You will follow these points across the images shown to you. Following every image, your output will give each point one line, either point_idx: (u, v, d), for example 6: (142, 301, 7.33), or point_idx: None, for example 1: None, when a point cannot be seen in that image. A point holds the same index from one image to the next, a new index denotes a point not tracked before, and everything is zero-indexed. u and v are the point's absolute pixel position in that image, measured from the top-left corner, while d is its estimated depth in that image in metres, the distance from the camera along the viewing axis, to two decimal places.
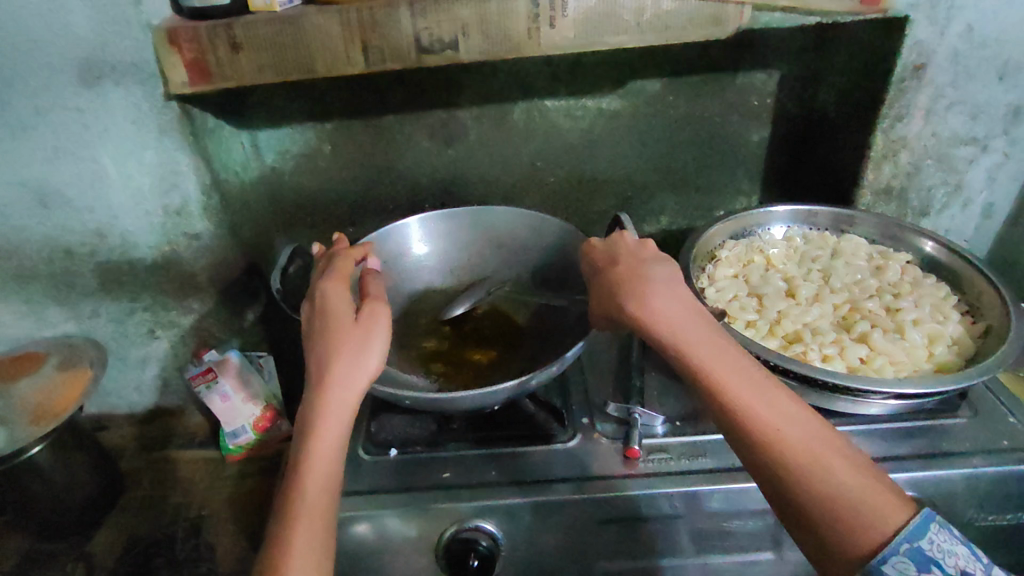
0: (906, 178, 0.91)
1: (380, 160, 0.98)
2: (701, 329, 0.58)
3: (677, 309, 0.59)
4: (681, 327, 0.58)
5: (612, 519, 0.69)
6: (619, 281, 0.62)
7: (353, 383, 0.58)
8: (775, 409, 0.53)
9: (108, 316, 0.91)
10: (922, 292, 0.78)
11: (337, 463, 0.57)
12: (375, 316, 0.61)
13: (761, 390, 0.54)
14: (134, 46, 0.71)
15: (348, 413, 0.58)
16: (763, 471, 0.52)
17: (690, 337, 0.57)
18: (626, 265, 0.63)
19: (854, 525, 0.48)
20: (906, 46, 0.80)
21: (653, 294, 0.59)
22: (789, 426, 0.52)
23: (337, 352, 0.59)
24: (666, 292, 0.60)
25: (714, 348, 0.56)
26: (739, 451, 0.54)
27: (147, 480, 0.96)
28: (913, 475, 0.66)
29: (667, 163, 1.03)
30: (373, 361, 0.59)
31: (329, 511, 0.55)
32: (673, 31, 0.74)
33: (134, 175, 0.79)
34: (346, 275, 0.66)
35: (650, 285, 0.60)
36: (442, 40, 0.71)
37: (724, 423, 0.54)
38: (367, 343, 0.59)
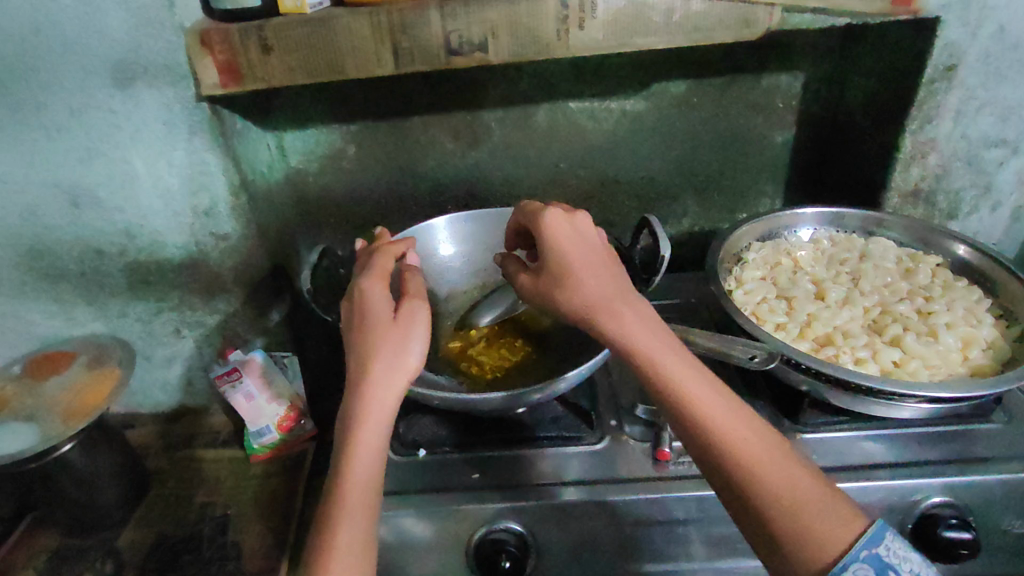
0: (935, 180, 0.90)
1: (405, 162, 0.98)
2: (665, 342, 0.58)
3: (640, 320, 0.59)
4: (646, 340, 0.58)
5: (642, 521, 0.68)
6: (578, 283, 0.60)
7: (393, 382, 0.58)
8: (735, 422, 0.55)
9: (136, 315, 0.92)
10: (955, 295, 0.77)
11: (379, 458, 0.58)
12: (413, 315, 0.61)
13: (726, 405, 0.56)
14: (167, 48, 0.71)
15: (388, 412, 0.58)
16: (727, 482, 0.53)
17: (655, 350, 0.57)
18: (583, 263, 0.60)
19: (815, 534, 0.49)
20: (937, 47, 0.79)
21: (621, 306, 0.60)
22: (749, 440, 0.54)
23: (378, 352, 0.59)
24: (630, 303, 0.60)
25: (678, 363, 0.57)
26: (703, 466, 0.55)
27: (171, 478, 0.97)
28: (949, 480, 0.66)
29: (690, 165, 1.03)
30: (412, 360, 0.60)
31: (372, 507, 0.56)
32: (701, 32, 0.73)
33: (165, 176, 0.80)
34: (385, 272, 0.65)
35: (613, 295, 0.60)
36: (472, 42, 0.71)
37: (687, 436, 0.55)
38: (407, 341, 0.60)
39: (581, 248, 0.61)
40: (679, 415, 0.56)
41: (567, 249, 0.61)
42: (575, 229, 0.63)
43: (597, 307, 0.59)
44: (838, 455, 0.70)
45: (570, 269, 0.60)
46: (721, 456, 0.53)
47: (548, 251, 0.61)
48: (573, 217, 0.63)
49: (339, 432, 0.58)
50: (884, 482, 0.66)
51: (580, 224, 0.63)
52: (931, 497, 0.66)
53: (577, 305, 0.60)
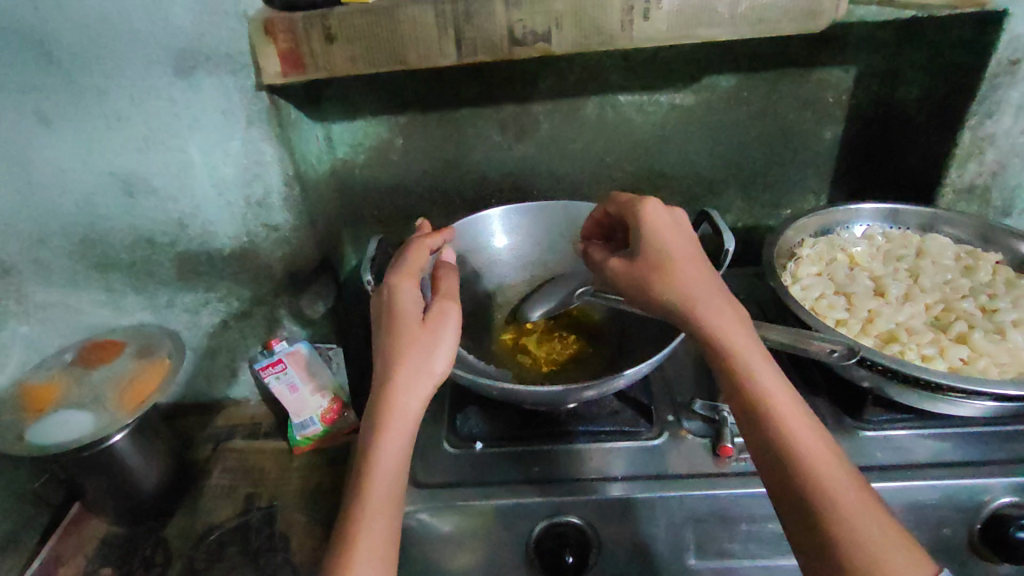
0: (991, 177, 0.89)
1: (451, 154, 0.98)
2: (751, 341, 0.59)
3: (730, 317, 0.60)
4: (733, 336, 0.59)
5: (703, 516, 0.68)
6: (674, 273, 0.61)
7: (419, 386, 0.58)
8: (809, 436, 0.55)
9: (184, 305, 0.93)
10: (1019, 292, 0.76)
11: (404, 461, 0.58)
12: (442, 316, 0.61)
13: (797, 418, 0.56)
14: (230, 37, 0.71)
15: (414, 416, 0.58)
16: (784, 484, 0.54)
17: (740, 347, 0.59)
18: (682, 255, 0.61)
19: (877, 568, 0.48)
20: (1004, 40, 0.78)
21: (709, 302, 0.60)
22: (816, 457, 0.54)
23: (405, 356, 0.58)
24: (723, 298, 0.61)
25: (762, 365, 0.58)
26: (768, 473, 0.55)
27: (215, 468, 0.97)
28: (1018, 479, 0.65)
29: (737, 160, 1.02)
30: (438, 366, 0.59)
31: (395, 508, 0.57)
32: (767, 23, 0.72)
33: (220, 166, 0.80)
34: (413, 269, 0.65)
35: (705, 289, 0.61)
36: (536, 32, 0.71)
37: (756, 433, 0.57)
38: (434, 346, 0.59)
39: (679, 241, 0.63)
40: (753, 412, 0.57)
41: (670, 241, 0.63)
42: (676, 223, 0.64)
43: (690, 298, 0.60)
44: (903, 453, 0.69)
45: (668, 260, 0.61)
46: (785, 459, 0.54)
47: (646, 239, 0.63)
48: (671, 212, 0.65)
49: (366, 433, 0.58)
50: (951, 480, 0.65)
51: (679, 220, 0.64)
52: (999, 497, 0.65)
53: (671, 293, 0.60)
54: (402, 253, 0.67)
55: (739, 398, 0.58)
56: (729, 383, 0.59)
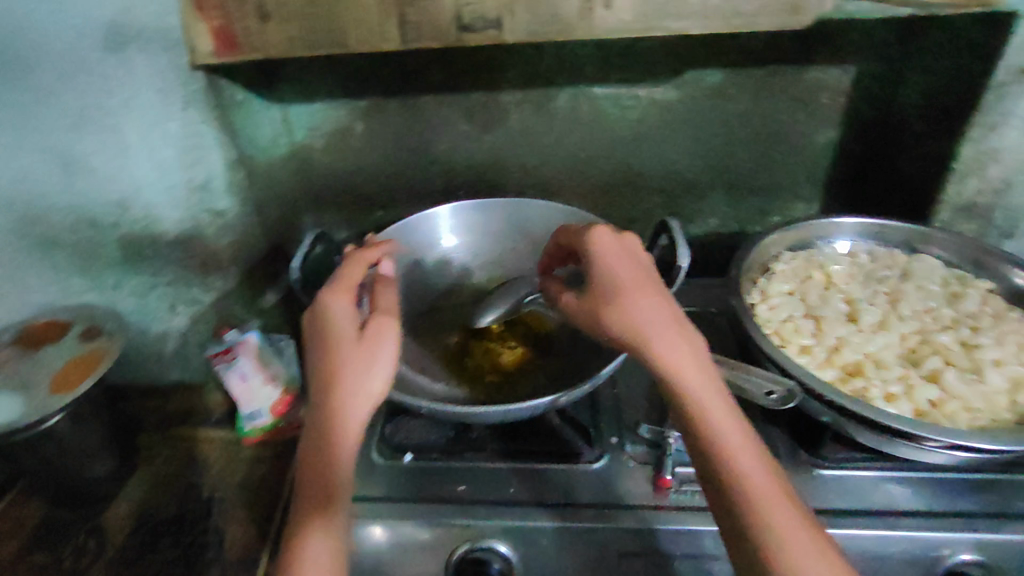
0: (994, 195, 0.81)
1: (415, 143, 0.93)
2: (710, 380, 0.54)
3: (688, 352, 0.54)
4: (690, 375, 0.54)
5: (633, 551, 0.63)
6: (626, 302, 0.55)
7: (357, 411, 0.56)
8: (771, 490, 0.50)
9: (130, 289, 0.89)
10: (1006, 328, 0.70)
11: (348, 487, 0.56)
12: (380, 333, 0.58)
13: (760, 470, 0.51)
14: (159, 11, 0.66)
15: (352, 444, 0.56)
16: (739, 540, 0.49)
17: (699, 389, 0.53)
18: (634, 283, 0.56)
19: None
20: (1013, 45, 0.70)
21: (666, 335, 0.54)
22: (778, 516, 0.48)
23: (339, 377, 0.55)
24: (683, 329, 0.55)
25: (722, 410, 0.53)
26: (727, 531, 0.50)
27: (162, 455, 0.95)
28: (979, 536, 0.59)
29: (723, 163, 0.95)
30: (374, 387, 0.56)
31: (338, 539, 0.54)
32: (742, 18, 0.66)
33: (159, 147, 0.76)
34: (351, 284, 0.61)
35: (661, 321, 0.55)
36: (485, 18, 0.65)
37: (713, 485, 0.52)
38: (370, 365, 0.56)
39: (632, 268, 0.58)
40: (713, 461, 0.52)
41: (621, 268, 0.57)
42: (629, 250, 0.59)
43: (645, 329, 0.54)
44: (859, 497, 0.64)
45: (621, 288, 0.56)
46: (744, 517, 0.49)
47: (597, 265, 0.58)
48: (623, 237, 0.60)
49: (305, 462, 0.56)
50: (903, 532, 0.60)
51: (630, 246, 0.59)
52: (961, 553, 0.59)
53: (624, 326, 0.55)
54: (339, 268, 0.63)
55: (694, 438, 0.53)
56: (686, 427, 0.54)
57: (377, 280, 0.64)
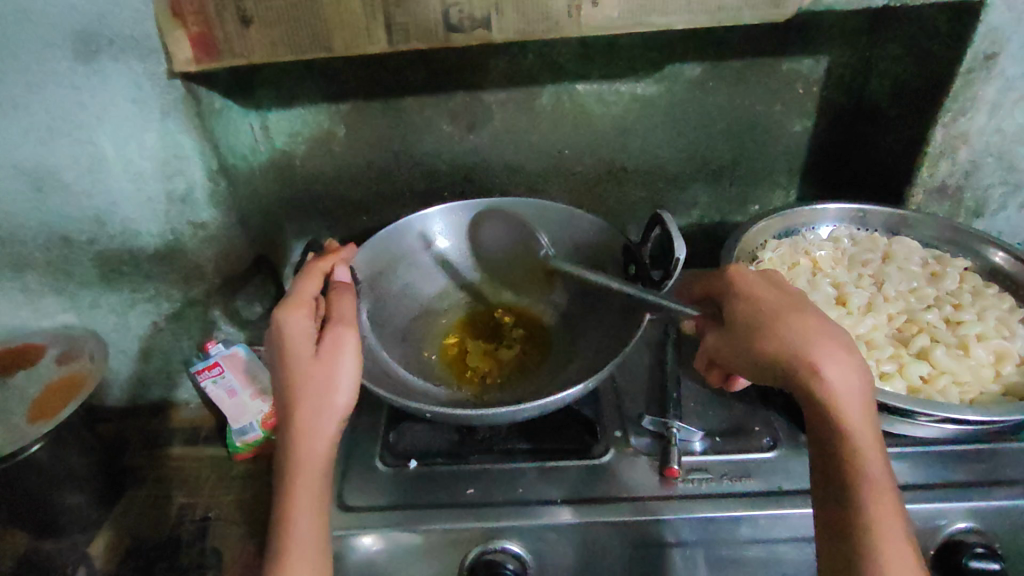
0: (964, 176, 0.84)
1: (398, 145, 0.91)
2: (866, 413, 0.53)
3: (854, 383, 0.53)
4: (844, 398, 0.53)
5: (643, 542, 0.64)
6: (791, 326, 0.55)
7: (323, 427, 0.56)
8: (883, 488, 0.51)
9: (109, 307, 0.86)
10: (985, 303, 0.73)
11: (323, 500, 0.57)
12: (337, 346, 0.57)
13: (880, 465, 0.52)
14: (134, 18, 0.64)
15: (321, 459, 0.57)
16: (841, 523, 0.51)
17: (847, 406, 0.53)
18: (795, 305, 0.57)
19: None
20: (979, 33, 0.72)
21: (819, 344, 0.54)
22: (884, 514, 0.50)
23: (301, 393, 0.56)
24: (853, 358, 0.54)
25: (858, 407, 0.53)
26: (831, 510, 0.52)
27: (149, 477, 0.92)
28: (974, 505, 0.61)
29: (704, 154, 0.96)
30: (339, 399, 0.57)
31: (322, 547, 0.56)
32: (725, 12, 0.67)
33: (137, 160, 0.74)
34: (305, 297, 0.60)
35: (828, 346, 0.54)
36: (473, 18, 0.65)
37: (834, 505, 0.52)
38: (331, 378, 0.56)
39: (791, 296, 0.58)
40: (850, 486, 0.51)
41: (773, 298, 0.58)
42: (787, 290, 0.59)
43: (814, 354, 0.54)
44: None
45: (786, 310, 0.57)
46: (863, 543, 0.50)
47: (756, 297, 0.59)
48: (777, 280, 0.60)
49: (278, 479, 0.57)
50: (904, 506, 0.61)
51: (778, 281, 0.60)
52: (955, 522, 0.62)
53: (787, 351, 0.55)
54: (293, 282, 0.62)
55: (820, 423, 0.54)
56: (825, 447, 0.54)
57: (333, 287, 0.62)
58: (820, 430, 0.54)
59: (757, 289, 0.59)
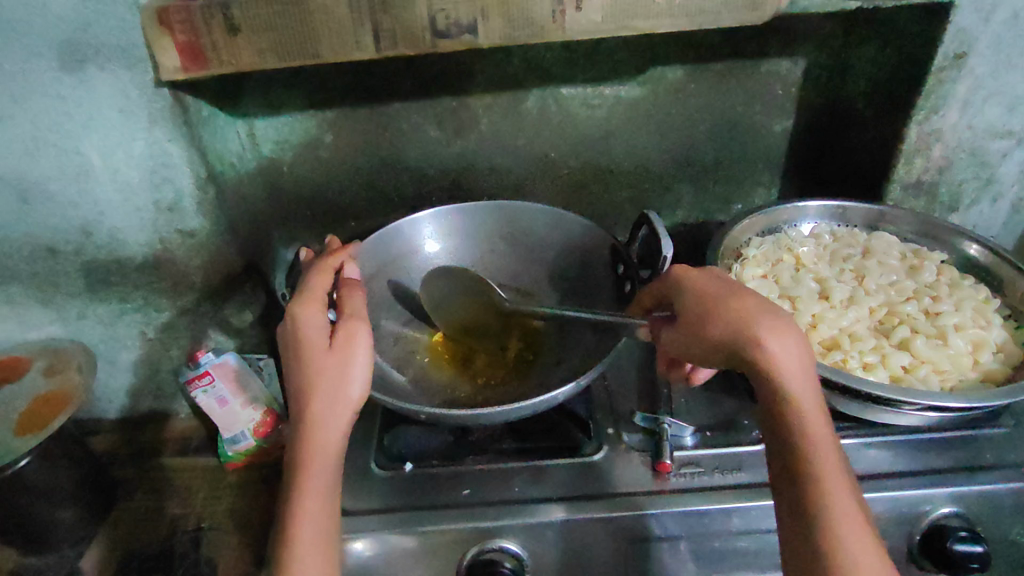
0: (938, 172, 0.87)
1: (385, 150, 0.92)
2: (809, 383, 0.56)
3: (797, 354, 0.56)
4: (787, 366, 0.55)
5: (638, 537, 0.65)
6: (731, 304, 0.58)
7: (337, 418, 0.57)
8: (828, 448, 0.53)
9: (96, 318, 0.85)
10: (962, 294, 0.75)
11: (334, 491, 0.58)
12: (351, 339, 0.58)
13: (823, 426, 0.54)
14: (120, 27, 0.64)
15: (334, 450, 0.57)
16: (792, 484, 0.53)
17: (790, 374, 0.55)
18: (734, 288, 0.60)
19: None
20: (949, 34, 0.75)
21: (758, 316, 0.56)
22: (830, 473, 0.52)
23: (316, 385, 0.57)
24: (795, 330, 0.57)
25: (799, 373, 0.56)
26: (783, 475, 0.54)
27: (139, 489, 0.91)
28: (957, 490, 0.63)
29: (687, 155, 0.98)
30: (354, 390, 0.57)
31: (331, 539, 0.56)
32: (706, 15, 0.69)
33: (124, 169, 0.73)
34: (318, 293, 0.61)
35: (769, 321, 0.56)
36: (459, 23, 0.66)
37: (785, 468, 0.54)
38: (346, 370, 0.57)
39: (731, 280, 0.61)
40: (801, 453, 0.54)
41: (716, 282, 0.61)
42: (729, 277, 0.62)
43: (753, 326, 0.56)
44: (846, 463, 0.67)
45: (725, 290, 0.59)
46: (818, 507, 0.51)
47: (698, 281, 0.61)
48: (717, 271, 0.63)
49: (290, 470, 0.57)
50: (891, 493, 0.63)
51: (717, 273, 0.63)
52: (939, 508, 0.63)
53: (729, 329, 0.57)
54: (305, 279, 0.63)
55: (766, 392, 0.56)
56: (773, 415, 0.56)
57: (344, 284, 0.64)
58: (770, 403, 0.56)
59: (698, 279, 0.62)
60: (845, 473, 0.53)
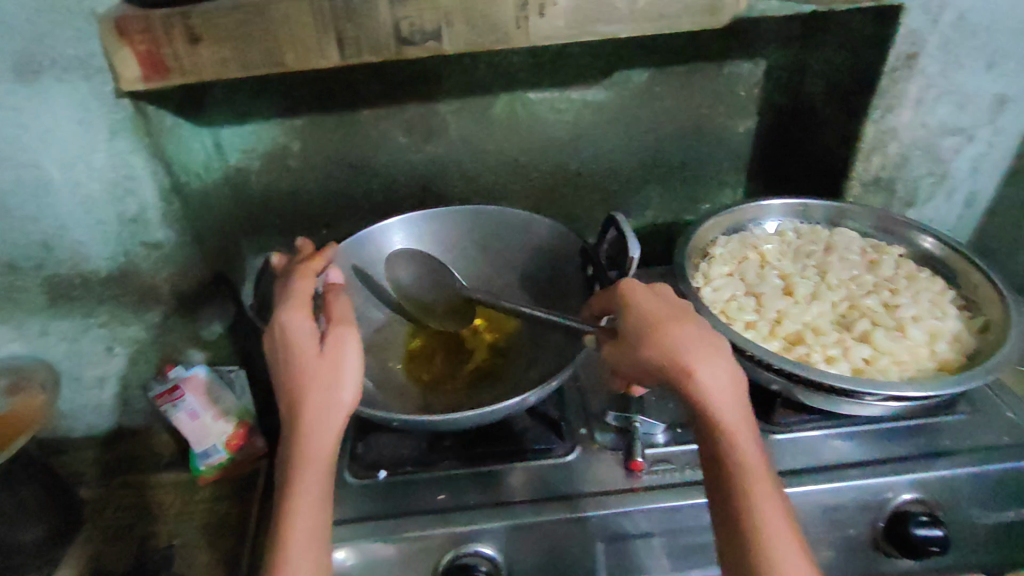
0: (895, 169, 0.90)
1: (354, 157, 0.92)
2: (740, 410, 0.56)
3: (725, 381, 0.56)
4: (718, 394, 0.55)
5: (614, 535, 0.66)
6: (664, 331, 0.57)
7: (330, 424, 0.57)
8: (761, 477, 0.54)
9: (59, 334, 0.83)
10: (919, 287, 0.78)
11: (328, 496, 0.57)
12: (341, 345, 0.58)
13: (756, 453, 0.55)
14: (76, 37, 0.63)
15: (327, 456, 0.57)
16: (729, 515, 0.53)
17: (721, 402, 0.55)
18: (670, 311, 0.59)
19: None
20: (900, 35, 0.78)
21: (689, 343, 0.56)
22: (763, 502, 0.53)
23: (307, 391, 0.56)
24: (724, 359, 0.57)
25: (730, 401, 0.55)
26: (720, 506, 0.54)
27: (108, 507, 0.91)
28: (919, 478, 0.65)
29: (655, 157, 1.00)
30: (346, 395, 0.57)
31: (324, 544, 0.56)
32: (667, 20, 0.70)
33: (84, 182, 0.72)
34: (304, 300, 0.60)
35: (700, 349, 0.56)
36: (424, 30, 0.66)
37: (721, 499, 0.54)
38: (337, 376, 0.57)
39: (667, 302, 0.60)
40: (729, 482, 0.54)
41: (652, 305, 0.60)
42: (668, 296, 0.62)
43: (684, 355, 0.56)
44: (812, 455, 0.68)
45: (658, 316, 0.59)
46: (747, 536, 0.52)
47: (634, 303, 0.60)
48: (657, 290, 0.63)
49: (285, 477, 0.57)
50: (856, 482, 0.64)
51: (657, 291, 0.63)
52: (902, 495, 0.65)
53: (663, 358, 0.56)
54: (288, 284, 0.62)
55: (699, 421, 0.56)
56: (708, 444, 0.56)
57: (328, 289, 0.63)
58: (702, 429, 0.56)
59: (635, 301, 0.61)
60: (779, 500, 0.53)
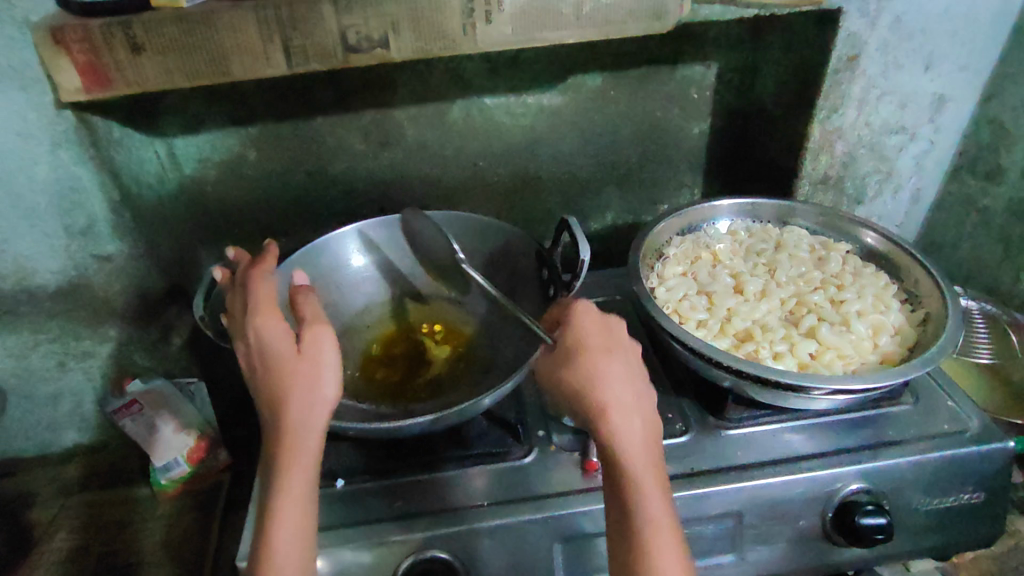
0: (843, 168, 0.92)
1: (311, 164, 0.91)
2: (649, 456, 0.56)
3: (636, 429, 0.56)
4: (627, 440, 0.56)
5: (571, 535, 0.66)
6: (584, 369, 0.57)
7: (314, 422, 0.57)
8: (659, 527, 0.54)
9: (6, 351, 0.81)
10: (864, 281, 0.80)
11: (312, 492, 0.57)
12: (319, 343, 0.58)
13: (660, 499, 0.55)
14: (9, 46, 0.63)
15: (312, 453, 0.57)
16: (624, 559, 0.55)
17: (630, 448, 0.55)
18: (599, 346, 0.58)
19: None
20: (841, 38, 0.80)
21: (606, 386, 0.56)
22: (659, 551, 0.54)
23: (289, 391, 0.56)
24: (638, 405, 0.57)
25: (640, 447, 0.56)
26: (617, 548, 0.56)
27: (60, 528, 0.88)
28: (862, 468, 0.67)
29: (612, 159, 1.01)
30: (328, 391, 0.57)
31: (309, 542, 0.56)
32: (613, 25, 0.71)
33: (27, 195, 0.71)
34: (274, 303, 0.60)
35: (616, 394, 0.56)
36: (371, 38, 0.66)
37: (620, 542, 0.56)
38: (319, 373, 0.57)
39: (601, 337, 0.59)
40: (627, 526, 0.55)
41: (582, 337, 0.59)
42: (604, 325, 0.61)
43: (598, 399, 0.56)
44: (762, 450, 0.70)
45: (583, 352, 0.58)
46: None
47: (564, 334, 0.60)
48: (599, 317, 0.61)
49: (268, 477, 0.56)
50: (802, 475, 0.66)
51: (601, 316, 0.61)
52: (849, 485, 0.67)
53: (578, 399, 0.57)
54: (255, 288, 0.61)
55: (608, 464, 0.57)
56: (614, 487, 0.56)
57: (296, 291, 0.63)
58: (609, 471, 0.57)
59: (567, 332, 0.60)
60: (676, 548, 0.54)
